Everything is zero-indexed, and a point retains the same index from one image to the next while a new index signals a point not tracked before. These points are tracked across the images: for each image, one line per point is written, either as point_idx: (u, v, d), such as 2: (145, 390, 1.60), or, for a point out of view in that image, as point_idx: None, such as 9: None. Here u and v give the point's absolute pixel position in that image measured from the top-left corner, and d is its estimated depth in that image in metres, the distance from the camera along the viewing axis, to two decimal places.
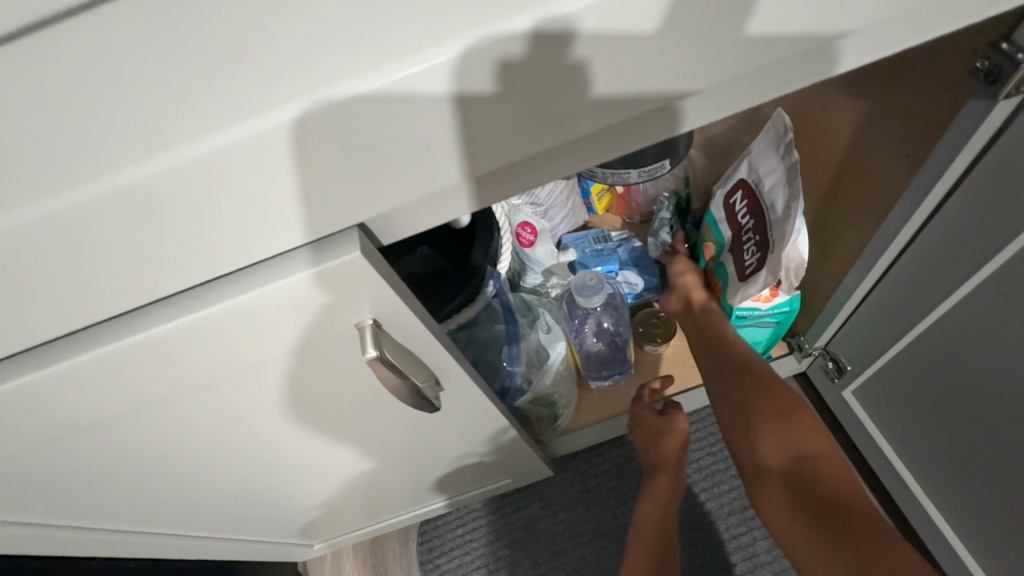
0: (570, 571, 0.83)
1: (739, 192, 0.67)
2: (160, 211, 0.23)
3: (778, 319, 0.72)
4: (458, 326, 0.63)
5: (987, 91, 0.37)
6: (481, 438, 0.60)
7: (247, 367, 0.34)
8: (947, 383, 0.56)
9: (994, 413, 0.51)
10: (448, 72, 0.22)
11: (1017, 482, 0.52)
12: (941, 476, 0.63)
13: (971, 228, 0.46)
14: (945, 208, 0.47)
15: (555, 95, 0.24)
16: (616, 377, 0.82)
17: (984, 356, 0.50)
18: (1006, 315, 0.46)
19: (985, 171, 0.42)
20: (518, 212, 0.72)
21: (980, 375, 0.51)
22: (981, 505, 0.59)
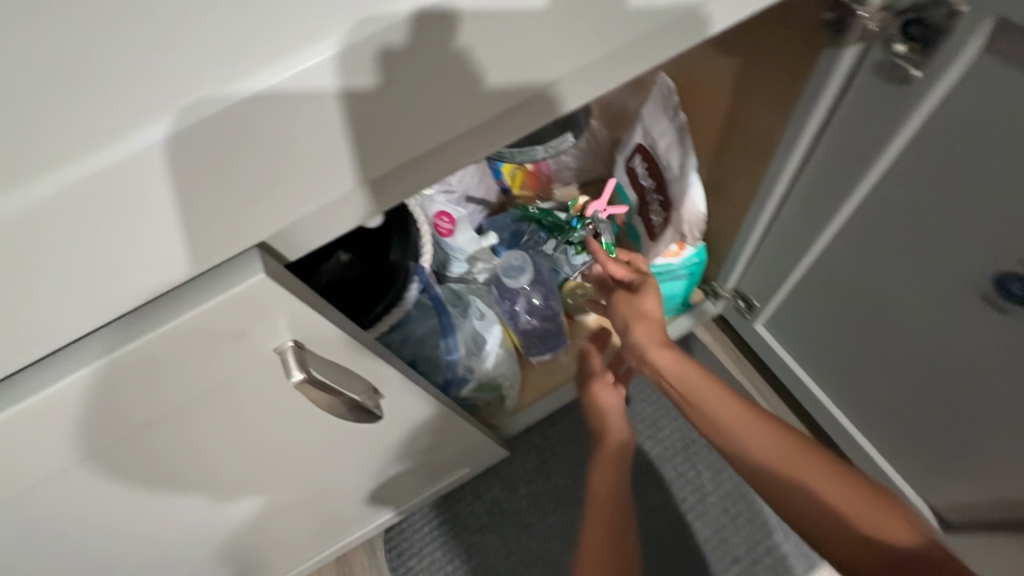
0: (540, 541, 0.85)
1: (638, 156, 0.70)
2: (29, 251, 0.21)
3: (690, 271, 0.75)
4: (389, 329, 0.61)
5: (836, 40, 0.41)
6: (432, 435, 0.59)
7: (156, 421, 0.30)
8: (838, 302, 0.63)
9: (877, 321, 0.58)
10: (330, 70, 0.23)
11: (901, 376, 0.61)
12: (842, 383, 0.72)
13: (839, 163, 0.51)
14: (817, 147, 0.52)
15: (445, 77, 0.25)
16: (554, 350, 0.84)
17: (864, 273, 0.57)
18: (875, 235, 0.53)
19: (844, 111, 0.47)
20: (432, 202, 0.71)
21: (862, 290, 0.58)
22: (876, 401, 0.68)
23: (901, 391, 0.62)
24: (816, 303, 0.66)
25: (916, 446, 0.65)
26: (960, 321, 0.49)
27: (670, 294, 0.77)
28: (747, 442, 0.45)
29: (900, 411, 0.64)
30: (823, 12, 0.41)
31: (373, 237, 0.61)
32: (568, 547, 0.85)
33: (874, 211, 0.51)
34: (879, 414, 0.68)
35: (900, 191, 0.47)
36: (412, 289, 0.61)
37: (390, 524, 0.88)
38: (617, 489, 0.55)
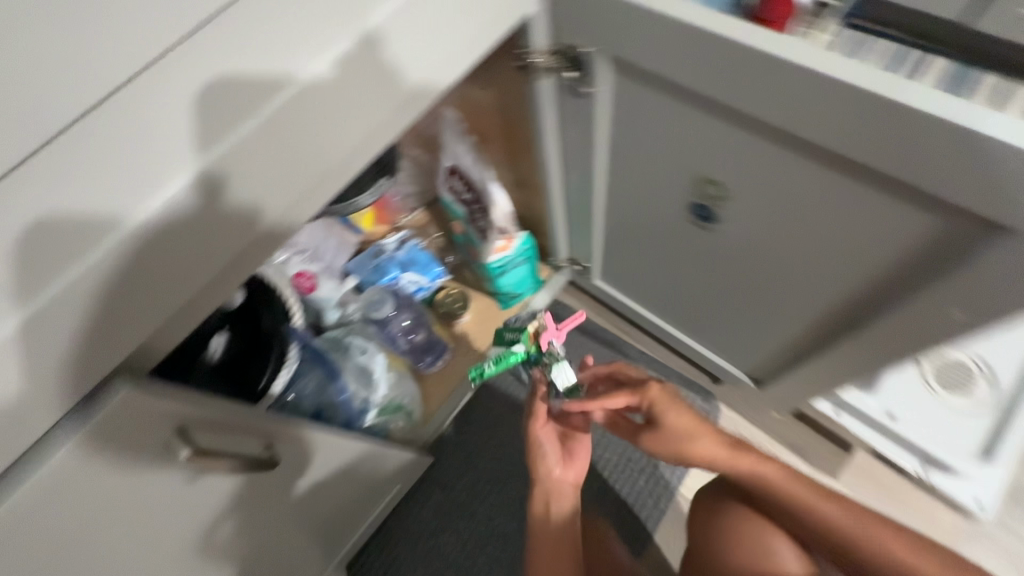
0: (488, 523, 0.96)
1: (451, 177, 0.83)
2: None
3: (526, 256, 0.89)
4: (280, 392, 0.67)
5: (529, 73, 0.54)
6: (345, 471, 0.66)
7: (57, 553, 0.35)
8: (632, 252, 0.77)
9: (658, 259, 0.74)
10: (191, 145, 0.30)
11: (690, 298, 0.76)
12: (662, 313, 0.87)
13: (577, 153, 0.64)
14: (561, 145, 0.65)
15: (270, 154, 0.34)
16: (440, 358, 0.95)
17: (636, 228, 0.71)
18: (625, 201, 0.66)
19: (564, 115, 0.60)
20: (289, 266, 0.80)
21: (637, 240, 0.73)
22: (688, 323, 0.83)
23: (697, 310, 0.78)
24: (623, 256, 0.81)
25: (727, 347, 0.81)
26: (701, 252, 0.64)
27: (517, 278, 0.91)
28: (795, 512, 0.52)
29: (702, 324, 0.80)
30: (511, 57, 0.53)
31: (241, 316, 0.67)
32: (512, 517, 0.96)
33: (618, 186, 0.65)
34: (694, 330, 0.84)
35: (624, 166, 0.61)
36: (291, 351, 0.68)
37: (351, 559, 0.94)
38: (571, 520, 0.61)
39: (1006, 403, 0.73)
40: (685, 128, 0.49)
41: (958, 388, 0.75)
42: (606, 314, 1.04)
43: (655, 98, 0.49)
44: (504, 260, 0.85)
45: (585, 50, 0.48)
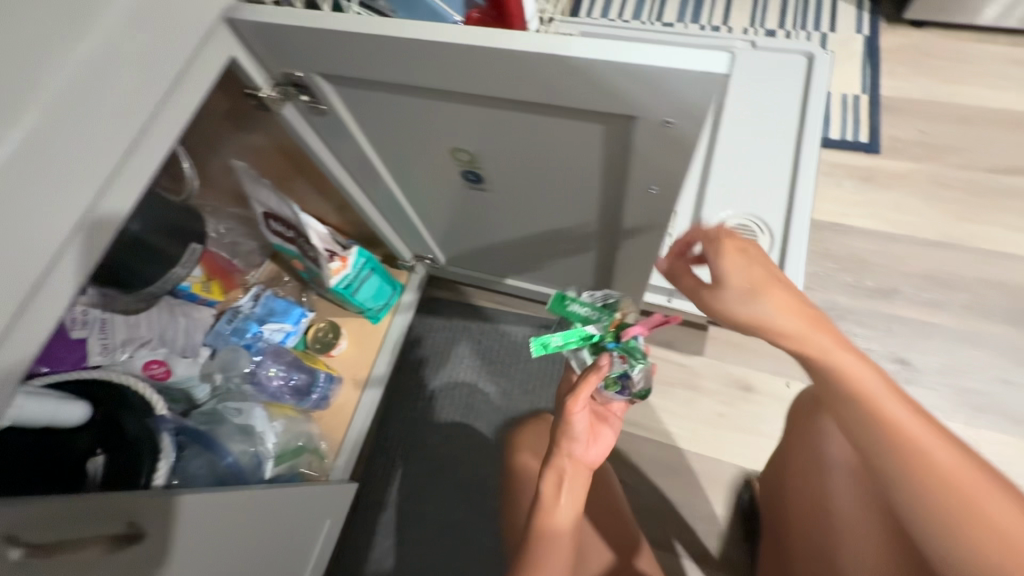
0: (435, 519, 1.01)
1: (269, 220, 0.86)
2: None
3: (370, 267, 0.94)
4: (168, 477, 0.66)
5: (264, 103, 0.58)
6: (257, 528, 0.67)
7: None
8: (453, 230, 0.85)
9: (475, 228, 0.82)
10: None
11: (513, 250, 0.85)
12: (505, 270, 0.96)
13: (354, 161, 0.70)
14: (338, 157, 0.70)
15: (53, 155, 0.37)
16: (328, 389, 0.97)
17: (440, 209, 0.78)
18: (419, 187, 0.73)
19: (322, 133, 0.65)
20: (134, 360, 0.79)
21: (446, 217, 0.80)
22: (525, 271, 0.93)
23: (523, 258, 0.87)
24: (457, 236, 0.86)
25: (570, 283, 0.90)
26: (494, 208, 0.72)
27: (370, 289, 0.96)
28: (860, 416, 0.44)
29: (536, 269, 0.90)
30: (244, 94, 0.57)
31: (93, 427, 0.66)
32: (454, 504, 1.02)
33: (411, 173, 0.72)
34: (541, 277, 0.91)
35: (392, 158, 0.67)
36: (164, 438, 0.66)
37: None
38: (571, 509, 0.56)
39: (777, 247, 0.90)
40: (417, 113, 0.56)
41: None
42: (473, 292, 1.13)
43: (375, 95, 0.55)
44: (346, 278, 0.89)
45: (297, 74, 0.54)
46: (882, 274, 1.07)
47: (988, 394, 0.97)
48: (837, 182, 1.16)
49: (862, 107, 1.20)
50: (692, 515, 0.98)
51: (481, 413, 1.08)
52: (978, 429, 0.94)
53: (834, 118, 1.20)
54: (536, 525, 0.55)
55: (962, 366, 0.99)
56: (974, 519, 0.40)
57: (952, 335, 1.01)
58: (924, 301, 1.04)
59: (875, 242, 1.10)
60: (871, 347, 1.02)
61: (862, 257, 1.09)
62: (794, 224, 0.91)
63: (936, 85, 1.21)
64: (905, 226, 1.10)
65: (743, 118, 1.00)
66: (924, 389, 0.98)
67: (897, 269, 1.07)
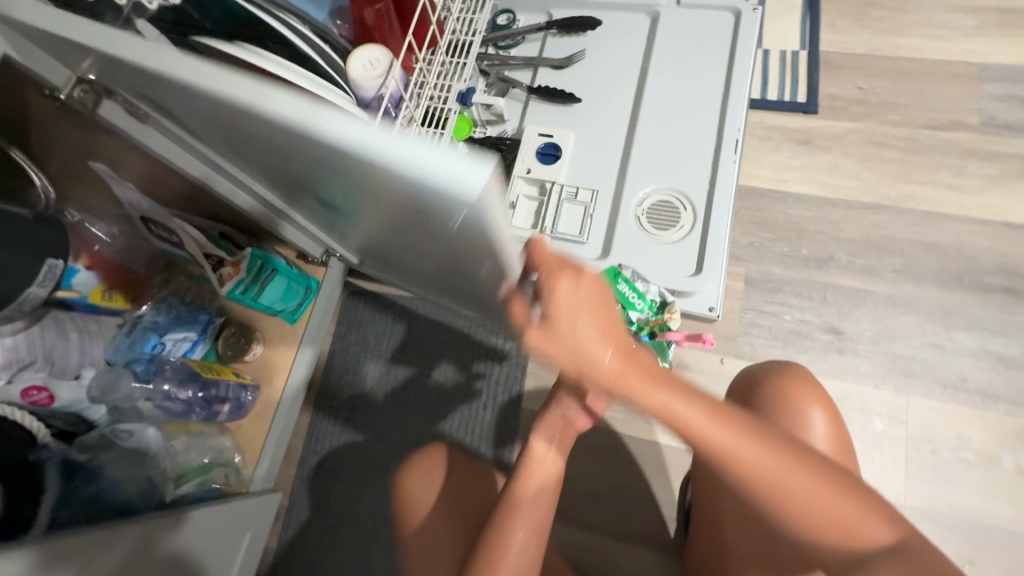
0: (368, 516, 1.03)
1: (148, 223, 0.78)
2: None
3: (271, 270, 0.87)
4: (58, 520, 0.61)
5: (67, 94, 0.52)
6: (142, 556, 0.66)
7: None
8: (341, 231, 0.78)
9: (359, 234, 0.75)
10: None
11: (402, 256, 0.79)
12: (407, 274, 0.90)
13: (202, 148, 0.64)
14: (185, 147, 0.64)
15: None
16: (240, 399, 0.92)
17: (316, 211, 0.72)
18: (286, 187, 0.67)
19: (152, 124, 0.59)
20: (9, 388, 0.69)
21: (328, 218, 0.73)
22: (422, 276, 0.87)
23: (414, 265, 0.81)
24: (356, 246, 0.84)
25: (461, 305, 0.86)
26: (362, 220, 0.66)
27: (276, 291, 0.89)
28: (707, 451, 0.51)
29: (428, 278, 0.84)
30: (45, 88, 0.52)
31: None
32: (386, 501, 1.03)
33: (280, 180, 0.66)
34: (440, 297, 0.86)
35: (233, 149, 0.61)
36: (54, 481, 0.61)
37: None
38: (557, 467, 0.65)
39: (700, 223, 0.86)
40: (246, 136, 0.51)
41: (668, 225, 0.86)
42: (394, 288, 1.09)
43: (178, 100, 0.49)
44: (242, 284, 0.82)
45: (87, 62, 0.49)
46: (818, 242, 1.04)
47: (919, 360, 0.95)
48: (775, 146, 1.11)
49: (802, 64, 1.14)
50: (628, 497, 0.96)
51: (412, 410, 1.07)
52: (907, 397, 0.94)
53: (772, 77, 1.14)
54: (528, 462, 0.64)
55: (895, 333, 0.97)
56: (809, 499, 0.50)
57: (885, 301, 0.99)
58: (858, 268, 1.02)
59: (810, 208, 1.06)
60: (805, 318, 1.00)
61: (798, 225, 1.06)
62: (718, 196, 0.86)
63: (878, 37, 1.15)
64: (841, 189, 1.07)
65: (667, 86, 0.95)
66: (856, 359, 0.97)
67: (832, 235, 1.04)
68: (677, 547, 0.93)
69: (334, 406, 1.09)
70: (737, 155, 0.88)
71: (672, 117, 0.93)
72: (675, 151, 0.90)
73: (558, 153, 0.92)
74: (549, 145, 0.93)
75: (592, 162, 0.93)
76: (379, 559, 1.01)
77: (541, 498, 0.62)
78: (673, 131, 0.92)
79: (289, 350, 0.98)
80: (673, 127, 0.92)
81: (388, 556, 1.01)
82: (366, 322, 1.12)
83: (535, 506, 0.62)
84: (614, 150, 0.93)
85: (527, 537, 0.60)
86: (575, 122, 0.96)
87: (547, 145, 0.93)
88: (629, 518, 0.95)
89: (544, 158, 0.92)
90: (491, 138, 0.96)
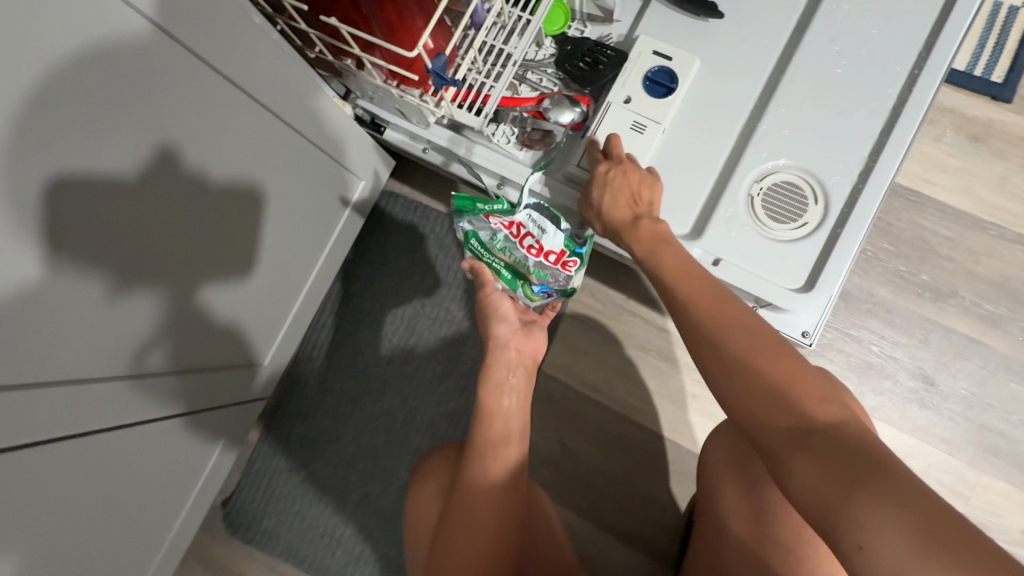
0: (356, 439, 0.98)
1: None
2: None
3: None
4: None
5: None
6: (92, 442, 0.58)
7: None
8: (272, 174, 0.65)
9: (250, 186, 0.63)
10: None
11: (271, 219, 0.69)
12: (307, 213, 0.77)
13: None
14: None
15: None
16: (273, 332, 0.84)
17: (245, 143, 0.58)
18: (231, 105, 0.54)
19: None
20: None
21: (245, 158, 0.60)
22: (291, 230, 0.75)
23: (274, 229, 0.71)
24: (302, 216, 0.75)
25: (254, 338, 0.80)
26: (203, 187, 0.56)
27: None
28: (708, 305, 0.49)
29: (275, 243, 0.73)
30: None
31: None
32: (377, 428, 0.97)
33: (241, 135, 0.57)
34: (277, 312, 0.83)
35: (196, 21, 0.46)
36: None
37: (227, 497, 0.98)
38: (518, 404, 0.66)
39: (829, 225, 0.66)
40: (108, 103, 0.42)
41: (783, 217, 0.67)
42: (410, 223, 1.00)
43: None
44: None
45: None
46: (945, 271, 0.84)
47: (1009, 438, 0.81)
48: (938, 134, 0.86)
49: (1018, 25, 0.84)
50: (628, 493, 0.89)
51: (420, 341, 0.98)
52: (979, 473, 0.81)
53: (972, 37, 0.85)
54: (492, 412, 0.64)
55: (995, 401, 0.82)
56: (767, 368, 0.43)
57: (999, 361, 0.82)
58: (982, 314, 0.83)
59: (952, 226, 0.85)
60: (895, 356, 0.84)
61: (929, 244, 0.85)
62: (863, 197, 0.65)
63: None
64: (999, 212, 0.84)
65: (846, 20, 0.69)
66: (936, 418, 0.83)
67: (966, 268, 0.84)
68: (664, 555, 0.87)
69: (337, 314, 1.00)
70: (909, 145, 0.65)
71: (839, 71, 0.68)
72: (827, 119, 0.68)
73: (672, 84, 0.70)
74: (662, 71, 0.70)
75: (712, 108, 0.71)
76: (356, 483, 0.96)
77: (509, 440, 0.64)
78: (832, 90, 0.68)
79: (310, 256, 0.84)
80: (835, 86, 0.68)
81: (365, 483, 0.96)
82: (394, 232, 1.00)
83: (511, 448, 0.63)
84: (743, 102, 0.70)
85: (509, 476, 0.62)
86: (704, 46, 0.72)
87: (661, 70, 0.70)
88: (624, 514, 0.89)
89: (651, 87, 0.70)
90: (590, 41, 0.73)
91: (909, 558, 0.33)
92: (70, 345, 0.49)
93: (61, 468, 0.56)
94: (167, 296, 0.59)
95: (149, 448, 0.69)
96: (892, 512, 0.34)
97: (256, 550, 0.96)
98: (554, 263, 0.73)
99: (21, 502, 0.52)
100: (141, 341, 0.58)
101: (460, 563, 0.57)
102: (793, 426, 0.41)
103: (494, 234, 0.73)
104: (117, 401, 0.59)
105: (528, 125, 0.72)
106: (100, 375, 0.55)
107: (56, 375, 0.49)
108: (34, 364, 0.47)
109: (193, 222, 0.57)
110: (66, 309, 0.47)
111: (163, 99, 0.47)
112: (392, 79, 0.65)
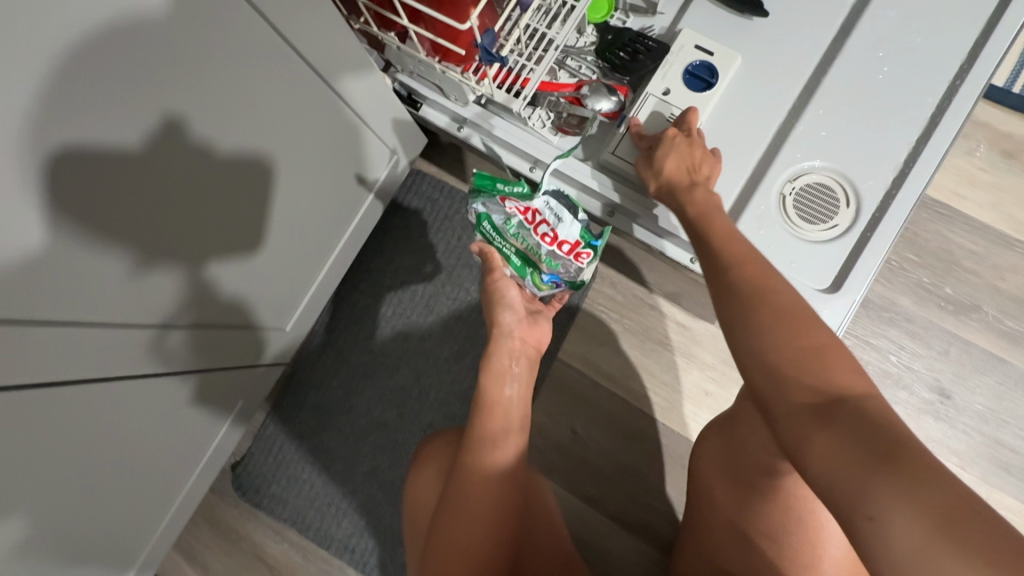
0: (366, 413, 0.99)
1: None
2: None
3: None
4: None
5: None
6: (123, 385, 0.60)
7: None
8: (308, 143, 0.66)
9: (287, 152, 0.64)
10: None
11: (302, 188, 0.71)
12: (337, 186, 0.78)
13: None
14: None
15: None
16: (296, 297, 0.85)
17: (287, 108, 0.60)
18: (279, 67, 0.55)
19: None
20: None
21: (285, 123, 0.61)
22: (321, 200, 0.76)
23: (305, 198, 0.73)
24: (335, 187, 0.77)
25: (279, 302, 0.82)
26: (244, 144, 0.57)
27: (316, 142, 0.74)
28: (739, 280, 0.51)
29: (305, 211, 0.74)
30: None
31: None
32: (389, 403, 0.98)
33: (284, 99, 0.58)
34: (302, 279, 0.84)
35: None
36: None
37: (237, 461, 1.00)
38: (518, 391, 0.67)
39: (860, 227, 0.66)
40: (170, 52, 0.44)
41: (814, 217, 0.67)
42: (434, 203, 1.01)
43: None
44: None
45: None
46: (968, 284, 0.84)
47: (1021, 455, 0.81)
48: (970, 149, 0.86)
49: None
50: (634, 483, 0.90)
51: (436, 320, 0.99)
52: (990, 488, 0.81)
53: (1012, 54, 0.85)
54: (493, 399, 0.65)
55: (1010, 418, 0.82)
56: (780, 346, 0.45)
57: (1017, 379, 0.82)
58: (1003, 330, 0.83)
59: (979, 241, 0.85)
60: (911, 367, 0.84)
61: (954, 257, 0.85)
62: (896, 202, 0.65)
63: None
64: None
65: (891, 26, 0.69)
66: (950, 431, 0.83)
67: (990, 283, 0.84)
68: (666, 547, 0.88)
69: (356, 288, 1.01)
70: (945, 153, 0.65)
71: (880, 77, 0.69)
72: (863, 124, 0.68)
73: (712, 79, 0.70)
74: (703, 65, 0.71)
75: (750, 106, 0.71)
76: (365, 456, 0.98)
77: (508, 427, 0.65)
78: (872, 95, 0.69)
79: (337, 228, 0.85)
80: (874, 90, 0.69)
81: (374, 456, 0.97)
82: (416, 210, 1.01)
83: (509, 434, 0.65)
84: (782, 101, 0.71)
85: (508, 461, 0.63)
86: (745, 44, 0.72)
87: (701, 64, 0.71)
88: (629, 503, 0.89)
89: (691, 81, 0.71)
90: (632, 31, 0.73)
91: (909, 533, 0.33)
92: (113, 285, 0.51)
93: (93, 408, 0.57)
94: (201, 249, 0.60)
95: (172, 400, 0.70)
96: (892, 481, 0.35)
97: (263, 514, 0.98)
98: (568, 253, 0.68)
99: (56, 437, 0.54)
100: (176, 290, 0.60)
101: (458, 544, 0.58)
102: (803, 396, 0.43)
103: (507, 217, 0.66)
104: (148, 348, 0.61)
105: (564, 111, 0.72)
106: (136, 319, 0.57)
107: (99, 314, 0.51)
108: (80, 300, 0.48)
109: (233, 179, 0.58)
110: (112, 250, 0.48)
111: (219, 53, 0.48)
112: (435, 54, 0.66)
